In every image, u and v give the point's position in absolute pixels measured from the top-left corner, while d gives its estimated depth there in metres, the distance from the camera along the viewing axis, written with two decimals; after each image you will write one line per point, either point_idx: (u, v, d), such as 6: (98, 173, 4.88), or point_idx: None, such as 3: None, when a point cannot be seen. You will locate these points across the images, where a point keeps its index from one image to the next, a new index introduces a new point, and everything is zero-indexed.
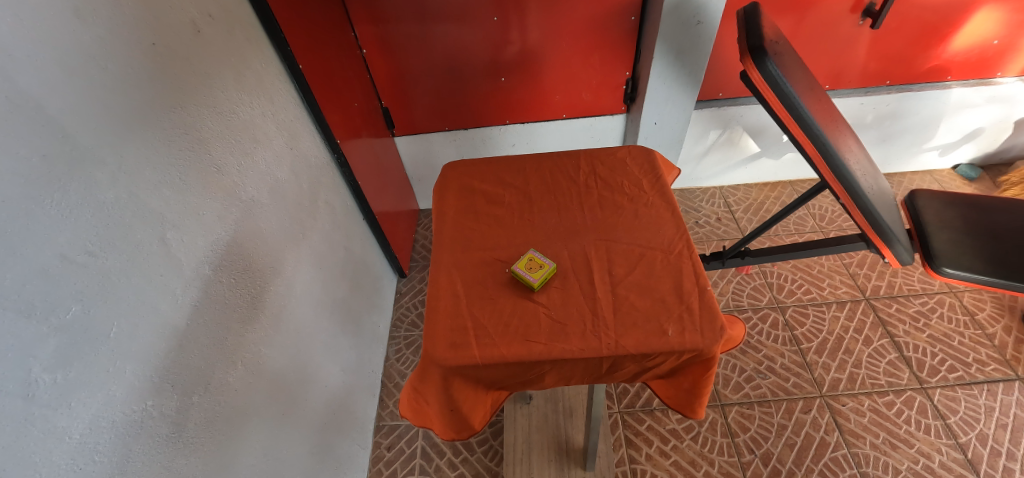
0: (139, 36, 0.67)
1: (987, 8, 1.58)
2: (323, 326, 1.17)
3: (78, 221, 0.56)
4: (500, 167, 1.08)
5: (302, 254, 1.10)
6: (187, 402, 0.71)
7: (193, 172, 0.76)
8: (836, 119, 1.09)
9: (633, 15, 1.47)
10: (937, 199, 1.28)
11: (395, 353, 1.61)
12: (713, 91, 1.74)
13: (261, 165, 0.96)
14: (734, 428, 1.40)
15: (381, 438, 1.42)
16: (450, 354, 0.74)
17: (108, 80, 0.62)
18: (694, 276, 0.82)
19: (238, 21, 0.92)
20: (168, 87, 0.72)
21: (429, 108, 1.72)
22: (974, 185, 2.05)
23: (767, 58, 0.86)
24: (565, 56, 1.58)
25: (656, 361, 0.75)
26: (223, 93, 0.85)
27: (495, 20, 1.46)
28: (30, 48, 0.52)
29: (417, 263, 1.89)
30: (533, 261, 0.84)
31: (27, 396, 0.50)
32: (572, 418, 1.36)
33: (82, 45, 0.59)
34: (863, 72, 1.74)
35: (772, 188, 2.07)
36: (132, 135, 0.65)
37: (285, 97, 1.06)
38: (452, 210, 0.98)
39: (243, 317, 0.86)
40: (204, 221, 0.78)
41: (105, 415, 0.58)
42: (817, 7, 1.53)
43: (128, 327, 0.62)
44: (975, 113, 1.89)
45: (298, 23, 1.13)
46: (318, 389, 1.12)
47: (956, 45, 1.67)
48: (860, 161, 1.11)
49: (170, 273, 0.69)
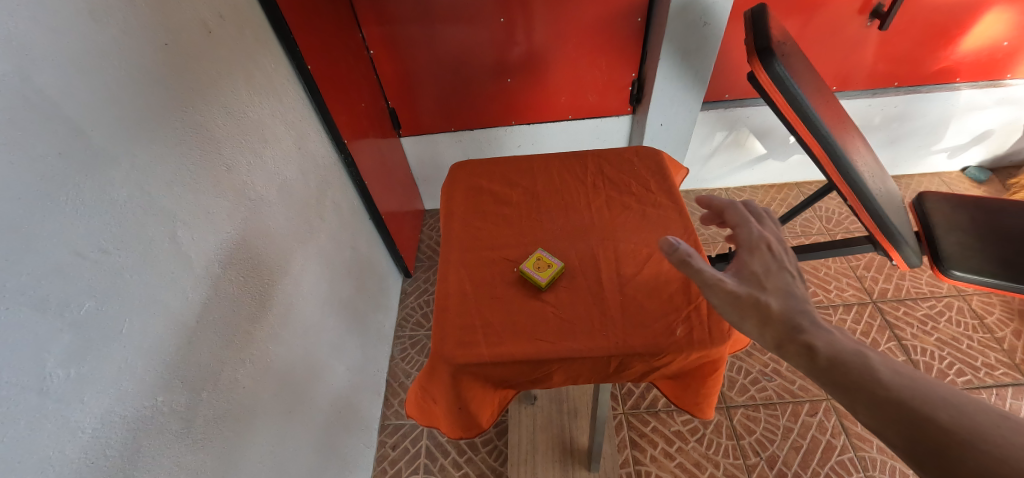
0: (152, 36, 0.68)
1: (997, 9, 1.57)
2: (330, 325, 1.18)
3: (93, 218, 0.57)
4: (508, 166, 1.08)
5: (310, 253, 1.10)
6: (196, 399, 0.72)
7: (203, 170, 0.77)
8: (844, 121, 1.09)
9: (639, 16, 1.47)
10: (947, 201, 1.27)
11: (400, 353, 1.62)
12: (720, 92, 1.73)
13: (270, 165, 0.97)
14: (739, 431, 1.39)
15: (385, 437, 1.42)
16: (459, 352, 0.74)
17: (121, 80, 0.62)
18: None
19: (249, 21, 0.92)
20: (180, 86, 0.73)
21: (435, 108, 1.72)
22: (983, 188, 2.04)
23: (774, 59, 0.86)
24: (571, 57, 1.58)
25: (665, 360, 0.75)
26: (233, 93, 0.86)
27: (501, 22, 1.47)
28: (46, 48, 0.53)
29: (422, 263, 1.90)
30: (541, 260, 0.84)
31: (41, 391, 0.50)
32: (576, 418, 1.36)
33: (98, 46, 0.59)
34: (871, 74, 1.74)
35: (778, 190, 2.07)
36: (146, 135, 0.66)
37: (293, 97, 1.07)
38: (460, 210, 0.98)
39: (252, 314, 0.87)
40: (214, 219, 0.78)
41: (116, 410, 0.59)
42: (824, 7, 1.53)
43: (139, 323, 0.62)
44: (984, 115, 1.88)
45: (307, 23, 1.14)
46: (325, 386, 1.13)
47: (965, 47, 1.66)
48: (868, 162, 1.10)
49: (180, 271, 0.70)
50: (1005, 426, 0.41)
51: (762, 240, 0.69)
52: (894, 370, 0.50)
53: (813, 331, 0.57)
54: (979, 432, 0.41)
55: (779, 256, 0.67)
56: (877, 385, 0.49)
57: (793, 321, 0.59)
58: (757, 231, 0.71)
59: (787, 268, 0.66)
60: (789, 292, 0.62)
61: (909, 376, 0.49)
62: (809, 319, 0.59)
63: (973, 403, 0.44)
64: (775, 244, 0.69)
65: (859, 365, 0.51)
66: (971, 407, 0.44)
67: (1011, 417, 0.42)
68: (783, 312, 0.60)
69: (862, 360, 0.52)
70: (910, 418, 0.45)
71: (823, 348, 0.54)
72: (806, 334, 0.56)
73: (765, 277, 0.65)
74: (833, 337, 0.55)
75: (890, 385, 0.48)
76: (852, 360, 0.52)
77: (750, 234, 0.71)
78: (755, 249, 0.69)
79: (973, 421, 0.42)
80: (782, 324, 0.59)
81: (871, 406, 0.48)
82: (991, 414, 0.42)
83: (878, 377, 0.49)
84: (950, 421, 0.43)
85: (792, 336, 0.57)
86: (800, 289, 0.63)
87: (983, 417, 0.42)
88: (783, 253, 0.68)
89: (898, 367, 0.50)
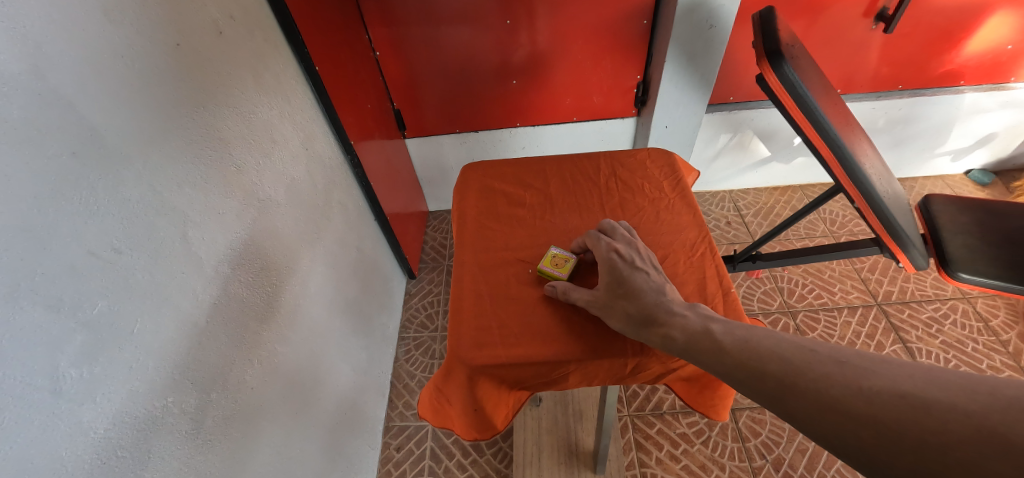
0: (163, 36, 0.68)
1: (1001, 12, 1.57)
2: (336, 326, 1.18)
3: (107, 219, 0.57)
4: (520, 168, 1.08)
5: (317, 254, 1.10)
6: (206, 400, 0.72)
7: (213, 170, 0.77)
8: (851, 124, 1.09)
9: (645, 19, 1.48)
10: (953, 204, 1.27)
11: (405, 354, 1.61)
12: (724, 94, 1.74)
13: (279, 165, 0.97)
14: (745, 433, 1.39)
15: (390, 439, 1.42)
16: (475, 353, 0.74)
17: (134, 80, 0.62)
18: (718, 278, 0.82)
19: (258, 22, 0.93)
20: (191, 86, 0.73)
21: (440, 110, 1.72)
22: (987, 191, 2.05)
23: (784, 62, 0.86)
24: (576, 58, 1.58)
25: (681, 362, 0.75)
26: (243, 94, 0.86)
27: (506, 24, 1.47)
28: (60, 48, 0.53)
29: (426, 264, 1.90)
30: (556, 257, 0.84)
31: (54, 391, 0.50)
32: (582, 420, 1.36)
33: (111, 46, 0.59)
34: (875, 76, 1.74)
35: (782, 192, 2.07)
36: (158, 135, 0.66)
37: (301, 98, 1.07)
38: (472, 211, 0.98)
39: (260, 315, 0.86)
40: (224, 219, 0.78)
41: (127, 411, 0.59)
42: (829, 11, 1.53)
43: (150, 324, 0.62)
44: (989, 118, 1.88)
45: (315, 25, 1.14)
46: (330, 388, 1.13)
47: (969, 50, 1.66)
48: (875, 165, 1.10)
49: (191, 271, 0.70)
50: (813, 360, 0.50)
51: (608, 247, 0.76)
52: (732, 335, 0.58)
53: (667, 321, 0.64)
54: (797, 371, 0.50)
55: (625, 258, 0.74)
56: (725, 355, 0.57)
57: (650, 318, 0.66)
58: (603, 241, 0.79)
59: (637, 266, 0.73)
60: (643, 290, 0.69)
61: (744, 336, 0.57)
62: (660, 311, 0.66)
63: (789, 346, 0.53)
64: (619, 247, 0.76)
65: (707, 344, 0.59)
66: (788, 350, 0.53)
67: (814, 350, 0.51)
68: (641, 312, 0.67)
69: (707, 337, 0.60)
70: (753, 376, 0.53)
71: (678, 337, 0.62)
72: (663, 328, 0.64)
73: (620, 280, 0.71)
74: (684, 323, 0.63)
75: (732, 353, 0.56)
76: (702, 339, 0.60)
77: (598, 245, 0.78)
78: (605, 258, 0.75)
79: (793, 362, 0.51)
80: (642, 323, 0.67)
81: (727, 375, 0.56)
82: (802, 352, 0.51)
83: (723, 347, 0.57)
84: (778, 367, 0.51)
85: (652, 333, 0.65)
86: (652, 281, 0.71)
87: (796, 357, 0.51)
88: (628, 254, 0.75)
89: (736, 331, 0.59)
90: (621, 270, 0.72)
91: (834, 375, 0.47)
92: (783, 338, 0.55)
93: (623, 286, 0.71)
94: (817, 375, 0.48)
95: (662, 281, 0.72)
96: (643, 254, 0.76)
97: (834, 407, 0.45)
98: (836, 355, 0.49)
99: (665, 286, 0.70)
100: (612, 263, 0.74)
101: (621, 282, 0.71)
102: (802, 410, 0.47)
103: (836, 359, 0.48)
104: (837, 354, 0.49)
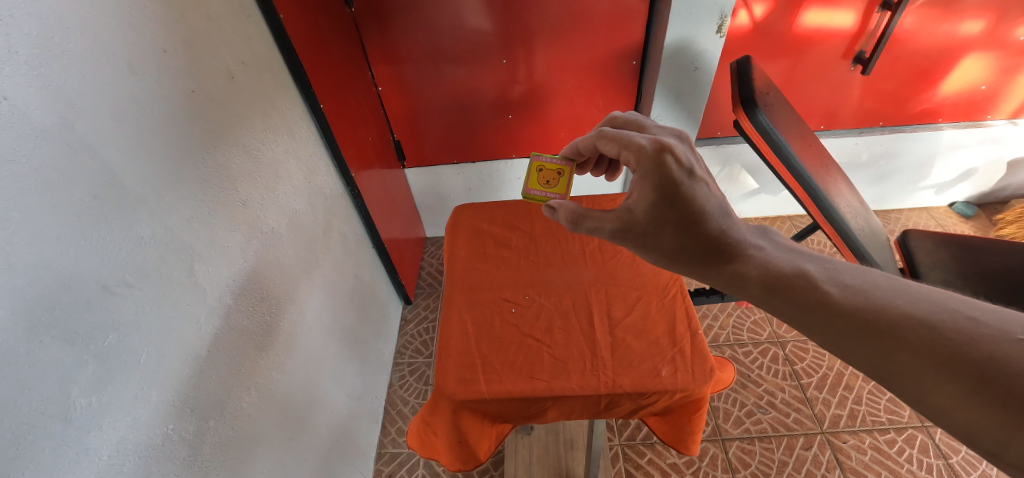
0: (181, 84, 0.74)
1: (974, 55, 1.64)
2: (332, 352, 1.21)
3: (122, 258, 0.61)
4: (507, 209, 1.13)
5: (315, 282, 1.14)
6: (204, 426, 0.74)
7: (220, 206, 0.81)
8: (827, 163, 1.15)
9: (635, 59, 1.56)
10: (930, 239, 1.32)
11: (399, 380, 1.64)
12: (712, 129, 1.81)
13: (282, 198, 1.02)
14: (735, 464, 1.40)
15: (382, 466, 1.43)
16: (459, 388, 0.78)
17: (152, 126, 0.67)
18: (687, 320, 0.86)
19: (267, 66, 0.99)
20: (204, 128, 0.78)
21: (439, 142, 1.79)
22: (971, 224, 2.11)
23: (758, 110, 0.93)
24: (569, 95, 1.65)
25: (651, 399, 0.78)
26: (252, 133, 0.92)
27: (504, 62, 1.55)
28: (89, 100, 0.58)
29: (422, 290, 1.94)
30: (545, 175, 0.97)
31: (65, 419, 0.54)
32: (573, 449, 1.37)
33: (133, 96, 0.65)
34: (858, 113, 1.81)
35: (772, 222, 2.13)
36: (171, 177, 0.70)
37: (305, 134, 1.13)
38: (462, 252, 1.02)
39: (259, 344, 0.90)
40: (229, 252, 0.83)
41: (131, 438, 0.62)
42: (808, 54, 1.61)
43: (156, 354, 0.66)
44: (969, 154, 1.95)
45: (320, 65, 1.21)
46: (325, 414, 1.15)
47: (945, 91, 1.74)
48: (852, 204, 1.16)
49: (195, 302, 0.74)
50: (980, 335, 0.45)
51: (661, 147, 0.71)
52: (844, 287, 0.54)
53: (739, 254, 0.63)
54: (953, 344, 0.45)
55: (682, 165, 0.71)
56: (836, 310, 0.52)
57: (718, 250, 0.65)
58: (648, 140, 0.73)
59: (695, 175, 0.70)
60: (706, 211, 0.68)
61: (857, 285, 0.53)
62: (730, 242, 0.65)
63: (935, 308, 0.48)
64: (673, 148, 0.72)
65: (802, 282, 0.56)
66: (936, 313, 0.48)
67: (974, 318, 0.46)
68: (709, 246, 0.66)
69: (802, 278, 0.56)
70: (884, 343, 0.48)
71: (755, 274, 0.60)
72: (736, 262, 0.63)
73: (681, 194, 0.69)
74: (764, 258, 0.61)
75: (846, 307, 0.52)
76: (795, 280, 0.57)
77: (644, 145, 0.72)
78: (657, 160, 0.70)
79: (946, 334, 0.46)
80: (705, 254, 0.66)
81: (833, 338, 0.52)
82: (959, 320, 0.46)
83: (830, 297, 0.53)
84: (924, 336, 0.47)
85: (720, 265, 0.64)
86: (712, 199, 0.69)
87: (951, 326, 0.46)
88: (683, 158, 0.71)
89: (845, 280, 0.55)
90: (679, 180, 0.69)
91: (1016, 362, 0.42)
92: (922, 296, 0.50)
93: (680, 203, 0.68)
94: (985, 358, 0.43)
95: (718, 196, 0.71)
96: (696, 159, 0.73)
97: (1014, 402, 0.41)
98: (1010, 332, 0.44)
99: (724, 204, 0.69)
100: (667, 169, 0.70)
101: (679, 197, 0.68)
102: (956, 397, 0.44)
103: (1011, 337, 0.43)
104: (1012, 331, 0.44)
